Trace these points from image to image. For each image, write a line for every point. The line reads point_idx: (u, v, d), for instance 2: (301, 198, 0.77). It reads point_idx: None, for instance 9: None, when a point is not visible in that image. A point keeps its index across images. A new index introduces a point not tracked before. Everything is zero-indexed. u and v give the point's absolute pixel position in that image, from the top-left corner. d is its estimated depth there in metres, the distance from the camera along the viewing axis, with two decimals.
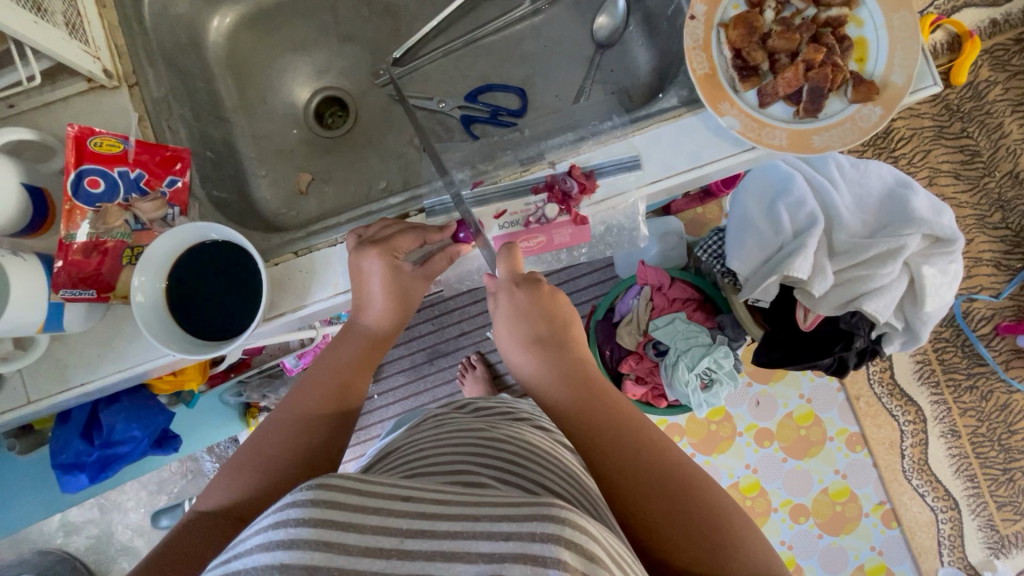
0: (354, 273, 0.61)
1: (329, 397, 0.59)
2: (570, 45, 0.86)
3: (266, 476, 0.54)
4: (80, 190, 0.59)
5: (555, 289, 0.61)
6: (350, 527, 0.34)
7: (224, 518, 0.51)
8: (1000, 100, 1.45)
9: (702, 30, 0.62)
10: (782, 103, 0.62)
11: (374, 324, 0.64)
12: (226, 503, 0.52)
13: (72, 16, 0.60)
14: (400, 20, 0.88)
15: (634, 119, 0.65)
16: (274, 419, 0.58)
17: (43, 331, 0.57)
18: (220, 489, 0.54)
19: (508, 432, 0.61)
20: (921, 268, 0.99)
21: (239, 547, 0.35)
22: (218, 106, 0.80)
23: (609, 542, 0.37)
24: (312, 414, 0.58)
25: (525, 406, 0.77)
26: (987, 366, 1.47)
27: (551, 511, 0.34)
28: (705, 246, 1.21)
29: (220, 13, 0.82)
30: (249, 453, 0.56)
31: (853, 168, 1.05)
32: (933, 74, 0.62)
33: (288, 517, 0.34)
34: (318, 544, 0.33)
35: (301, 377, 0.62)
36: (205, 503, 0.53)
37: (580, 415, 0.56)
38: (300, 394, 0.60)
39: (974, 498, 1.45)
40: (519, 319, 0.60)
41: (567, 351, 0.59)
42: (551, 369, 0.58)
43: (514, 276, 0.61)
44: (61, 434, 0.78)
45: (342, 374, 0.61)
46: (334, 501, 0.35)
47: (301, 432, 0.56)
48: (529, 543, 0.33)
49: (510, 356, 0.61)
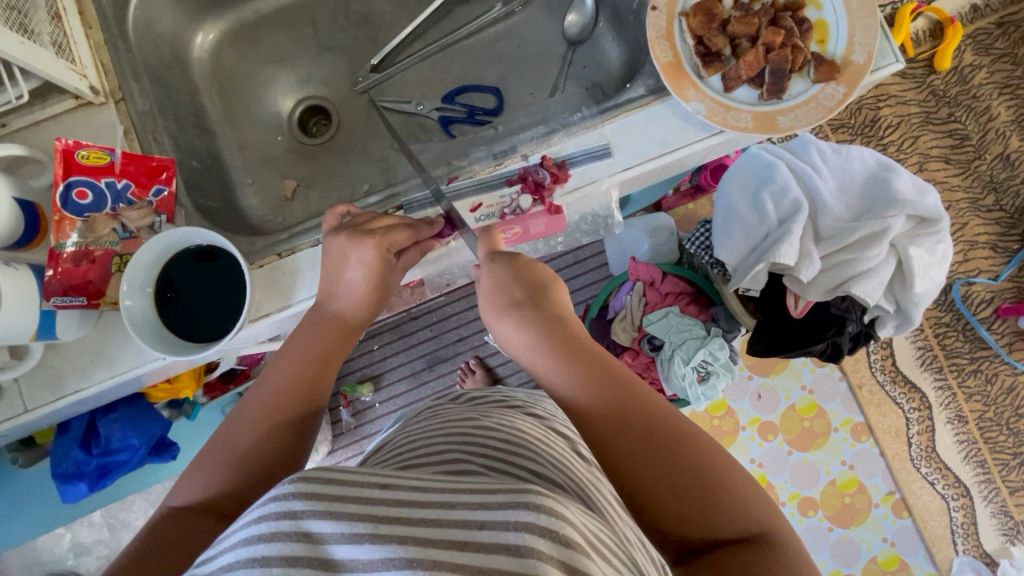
0: (326, 276, 0.62)
1: (296, 391, 0.58)
2: (544, 44, 0.88)
3: (244, 471, 0.54)
4: (69, 201, 0.61)
5: (534, 260, 0.60)
6: (327, 516, 0.34)
7: (201, 513, 0.52)
8: (986, 83, 1.46)
9: (664, 20, 0.64)
10: (747, 86, 0.64)
11: (344, 311, 0.62)
12: (202, 500, 0.52)
13: (58, 37, 0.63)
14: (377, 28, 0.91)
15: (603, 110, 0.66)
16: (238, 416, 0.58)
17: (37, 339, 0.59)
18: (194, 485, 0.54)
19: (500, 420, 0.61)
20: (908, 249, 0.99)
21: (224, 541, 0.35)
22: (204, 119, 0.83)
23: (588, 526, 0.37)
24: (281, 411, 0.57)
25: (520, 395, 0.78)
26: (990, 350, 1.45)
27: (527, 497, 0.34)
28: (693, 238, 1.21)
29: (203, 30, 0.86)
30: (221, 449, 0.56)
31: (835, 154, 1.05)
32: (894, 51, 0.63)
33: (270, 511, 0.34)
34: (297, 535, 0.33)
35: (265, 369, 0.61)
36: (179, 499, 0.53)
37: (570, 382, 0.53)
38: (265, 385, 0.59)
39: (985, 484, 1.43)
40: (498, 290, 0.58)
41: (550, 314, 0.56)
42: (537, 333, 0.55)
43: (495, 253, 0.60)
44: (59, 444, 0.80)
45: (311, 369, 0.60)
46: (313, 492, 0.35)
47: (270, 429, 0.56)
48: (501, 532, 0.33)
49: (496, 329, 0.59)
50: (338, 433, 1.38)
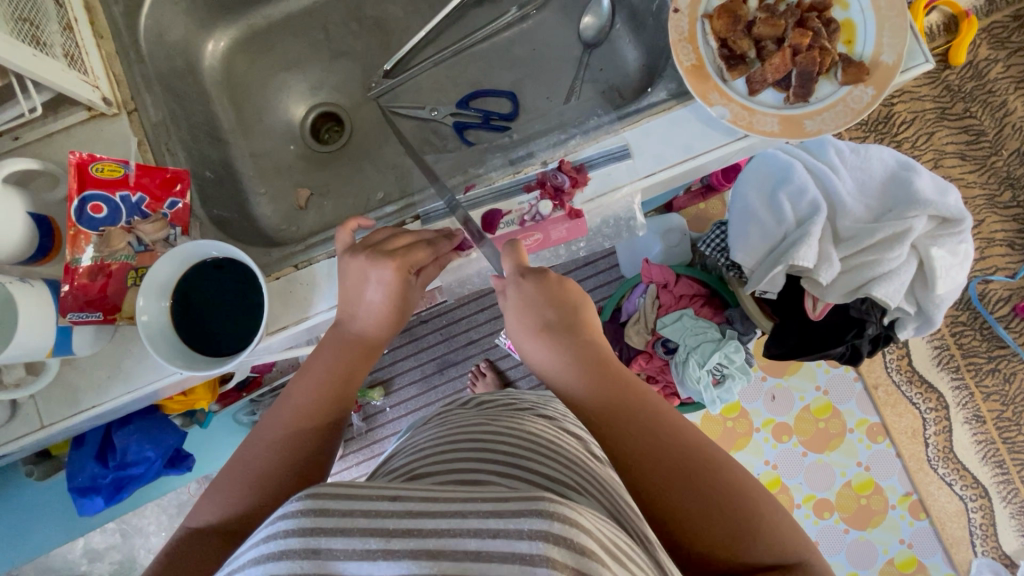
0: (345, 293, 0.61)
1: (315, 408, 0.57)
2: (558, 47, 0.87)
3: (259, 490, 0.52)
4: (83, 215, 0.60)
5: (563, 276, 0.58)
6: (337, 532, 0.32)
7: (219, 535, 0.51)
8: (1002, 78, 1.43)
9: (687, 22, 0.63)
10: (772, 90, 0.62)
11: (365, 330, 0.61)
12: (219, 521, 0.52)
13: (70, 48, 0.62)
14: (389, 33, 0.89)
15: (623, 116, 0.65)
16: (259, 434, 0.57)
17: (53, 355, 0.58)
18: (212, 505, 0.53)
19: (509, 423, 0.60)
20: (930, 250, 0.97)
21: (234, 562, 0.34)
22: (216, 128, 0.82)
23: (603, 532, 0.35)
24: (298, 428, 0.56)
25: (529, 396, 0.76)
26: (1008, 349, 1.43)
27: (540, 505, 0.32)
28: (708, 240, 1.19)
29: (214, 37, 0.85)
30: (237, 468, 0.54)
31: (854, 154, 1.03)
32: (924, 51, 0.61)
33: (278, 529, 0.32)
34: (306, 552, 0.31)
35: (287, 386, 0.60)
36: (201, 520, 0.52)
37: (597, 402, 0.52)
38: (287, 405, 0.58)
39: (1003, 484, 1.41)
40: (527, 305, 0.57)
41: (580, 335, 0.56)
42: (568, 355, 0.55)
43: (522, 266, 0.59)
44: (75, 458, 0.79)
45: (336, 387, 0.59)
46: (322, 509, 0.33)
47: (290, 448, 0.55)
48: (515, 542, 0.31)
49: (523, 347, 0.58)
50: (349, 437, 1.38)
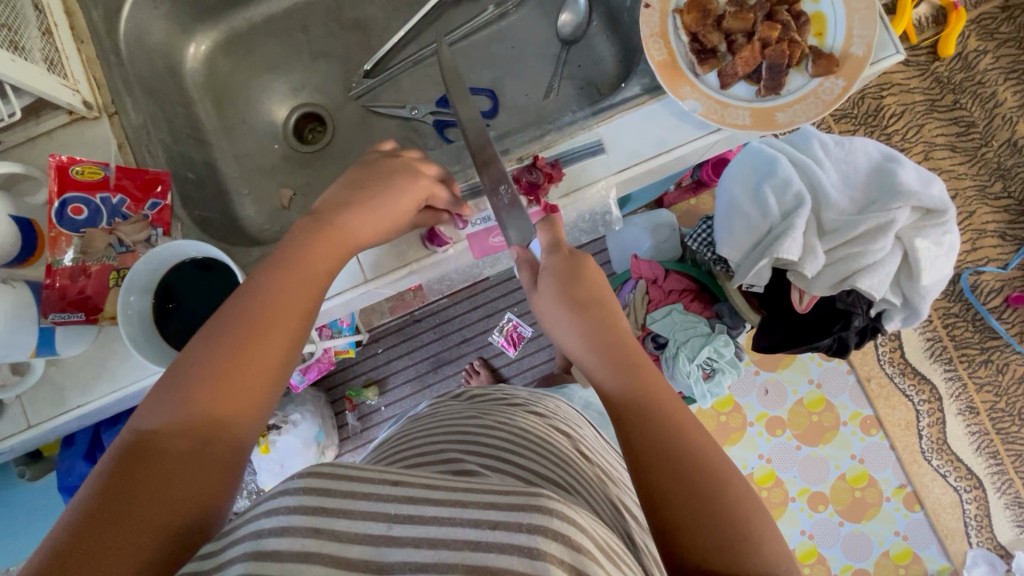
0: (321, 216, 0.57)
1: (290, 305, 0.51)
2: (538, 44, 0.88)
3: (229, 388, 0.45)
4: (64, 217, 0.61)
5: (590, 262, 0.57)
6: (341, 513, 0.33)
7: (179, 438, 0.43)
8: (991, 69, 1.43)
9: (658, 17, 0.63)
10: (744, 83, 0.63)
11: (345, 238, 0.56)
12: (176, 421, 0.43)
13: (50, 54, 0.63)
14: (369, 33, 0.90)
15: (597, 111, 0.65)
16: (216, 329, 0.48)
17: (37, 355, 0.59)
18: (162, 407, 0.44)
19: (501, 418, 0.60)
20: (914, 242, 0.97)
21: (231, 537, 0.34)
22: (199, 130, 0.83)
23: (598, 533, 0.35)
24: (267, 319, 0.49)
25: (522, 392, 0.77)
26: (1000, 339, 1.43)
27: (538, 501, 0.33)
28: (694, 235, 1.20)
29: (195, 40, 0.86)
30: (193, 365, 0.46)
31: (838, 146, 1.03)
32: (894, 42, 0.62)
33: (281, 505, 0.33)
34: (309, 531, 0.32)
35: (248, 279, 0.52)
36: (149, 422, 0.43)
37: (626, 389, 0.51)
38: (253, 297, 0.50)
39: (998, 475, 1.42)
40: (565, 281, 0.56)
41: (610, 321, 0.55)
42: (601, 339, 0.53)
43: (556, 242, 0.58)
44: (65, 457, 0.81)
45: (305, 288, 0.52)
46: (325, 489, 0.34)
47: (264, 344, 0.48)
48: (514, 533, 0.31)
49: (553, 328, 0.56)
50: (344, 437, 1.38)
